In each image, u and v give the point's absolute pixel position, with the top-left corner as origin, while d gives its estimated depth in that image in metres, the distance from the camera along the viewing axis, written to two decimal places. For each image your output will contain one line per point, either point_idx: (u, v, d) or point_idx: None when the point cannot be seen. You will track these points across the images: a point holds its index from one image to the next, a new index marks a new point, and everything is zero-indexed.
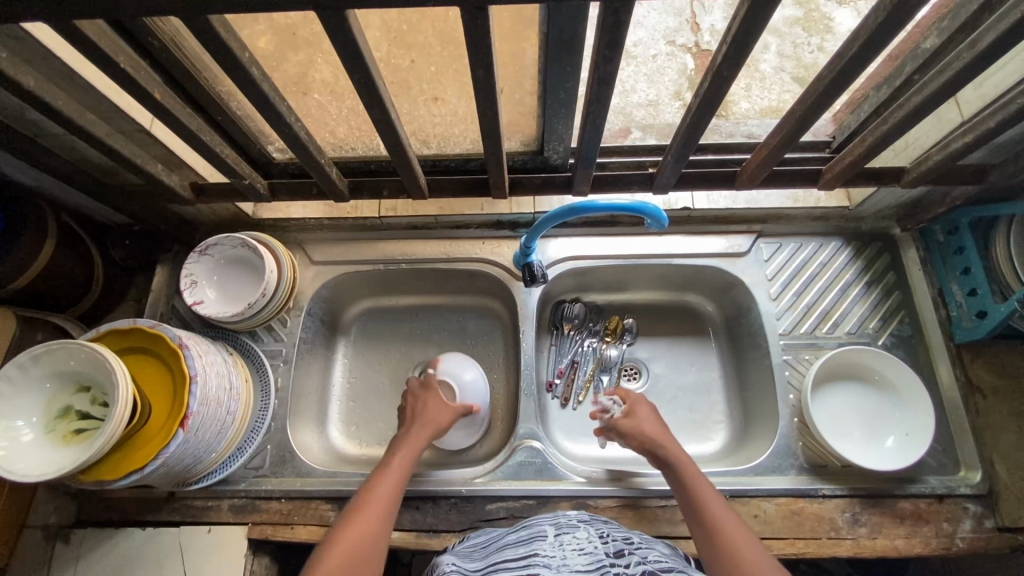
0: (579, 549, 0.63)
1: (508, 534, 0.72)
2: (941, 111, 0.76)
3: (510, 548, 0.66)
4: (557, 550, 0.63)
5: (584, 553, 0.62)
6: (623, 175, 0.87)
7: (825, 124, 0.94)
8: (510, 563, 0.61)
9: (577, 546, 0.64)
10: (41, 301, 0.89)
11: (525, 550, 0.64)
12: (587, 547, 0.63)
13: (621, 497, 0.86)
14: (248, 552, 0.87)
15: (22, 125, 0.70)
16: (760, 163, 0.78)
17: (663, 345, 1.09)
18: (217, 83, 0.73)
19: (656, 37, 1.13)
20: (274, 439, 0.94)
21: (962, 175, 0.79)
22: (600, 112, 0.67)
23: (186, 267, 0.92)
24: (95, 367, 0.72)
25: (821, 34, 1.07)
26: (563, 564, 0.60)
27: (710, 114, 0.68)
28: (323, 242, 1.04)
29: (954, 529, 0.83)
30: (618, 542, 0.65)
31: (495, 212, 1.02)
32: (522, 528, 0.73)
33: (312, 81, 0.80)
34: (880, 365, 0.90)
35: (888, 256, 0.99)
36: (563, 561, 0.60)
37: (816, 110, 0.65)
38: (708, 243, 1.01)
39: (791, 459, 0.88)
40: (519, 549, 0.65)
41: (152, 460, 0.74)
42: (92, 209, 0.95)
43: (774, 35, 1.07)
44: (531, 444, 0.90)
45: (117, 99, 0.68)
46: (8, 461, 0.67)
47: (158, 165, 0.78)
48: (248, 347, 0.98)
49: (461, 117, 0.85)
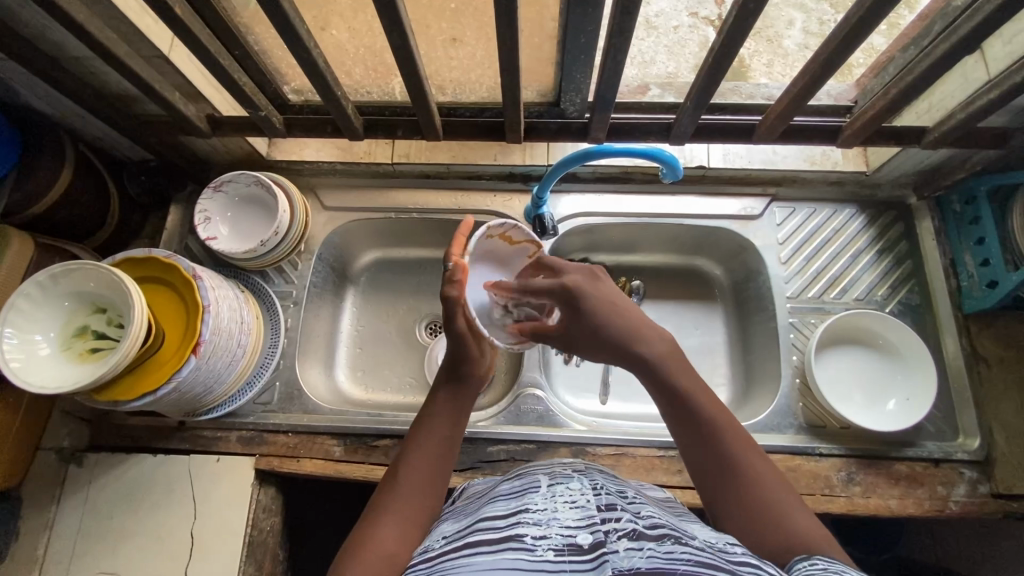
0: (570, 502, 0.53)
1: (501, 485, 0.61)
2: (969, 70, 0.75)
3: (494, 503, 0.55)
4: (547, 503, 0.53)
5: (575, 507, 0.52)
6: (641, 122, 0.86)
7: (847, 90, 0.89)
8: (491, 522, 0.51)
9: (569, 497, 0.53)
10: (58, 229, 0.90)
11: (511, 505, 0.53)
12: (578, 500, 0.52)
13: (619, 446, 0.87)
14: (254, 481, 0.89)
15: (43, 45, 0.71)
16: (780, 112, 0.77)
17: (670, 307, 1.09)
18: (235, 12, 0.73)
19: (678, 7, 1.06)
20: (283, 376, 0.96)
21: (984, 138, 0.77)
22: (623, 46, 0.66)
23: (200, 202, 0.93)
24: (112, 289, 0.74)
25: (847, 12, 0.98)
26: (550, 520, 0.50)
27: (732, 57, 0.67)
28: (336, 188, 1.05)
29: (948, 493, 0.84)
30: (615, 496, 0.54)
31: (508, 163, 1.01)
32: (515, 477, 0.62)
33: (331, 15, 0.79)
34: (881, 328, 0.91)
35: (902, 224, 0.98)
36: (551, 516, 0.50)
37: (841, 54, 0.64)
38: (721, 205, 1.00)
39: (790, 418, 0.89)
40: (506, 504, 0.54)
41: (167, 382, 0.76)
42: (110, 142, 0.95)
43: (799, 9, 0.98)
44: (533, 391, 0.92)
45: (137, 20, 0.68)
46: (25, 372, 0.69)
47: (176, 94, 0.79)
48: (259, 287, 1.00)
49: (479, 61, 0.84)
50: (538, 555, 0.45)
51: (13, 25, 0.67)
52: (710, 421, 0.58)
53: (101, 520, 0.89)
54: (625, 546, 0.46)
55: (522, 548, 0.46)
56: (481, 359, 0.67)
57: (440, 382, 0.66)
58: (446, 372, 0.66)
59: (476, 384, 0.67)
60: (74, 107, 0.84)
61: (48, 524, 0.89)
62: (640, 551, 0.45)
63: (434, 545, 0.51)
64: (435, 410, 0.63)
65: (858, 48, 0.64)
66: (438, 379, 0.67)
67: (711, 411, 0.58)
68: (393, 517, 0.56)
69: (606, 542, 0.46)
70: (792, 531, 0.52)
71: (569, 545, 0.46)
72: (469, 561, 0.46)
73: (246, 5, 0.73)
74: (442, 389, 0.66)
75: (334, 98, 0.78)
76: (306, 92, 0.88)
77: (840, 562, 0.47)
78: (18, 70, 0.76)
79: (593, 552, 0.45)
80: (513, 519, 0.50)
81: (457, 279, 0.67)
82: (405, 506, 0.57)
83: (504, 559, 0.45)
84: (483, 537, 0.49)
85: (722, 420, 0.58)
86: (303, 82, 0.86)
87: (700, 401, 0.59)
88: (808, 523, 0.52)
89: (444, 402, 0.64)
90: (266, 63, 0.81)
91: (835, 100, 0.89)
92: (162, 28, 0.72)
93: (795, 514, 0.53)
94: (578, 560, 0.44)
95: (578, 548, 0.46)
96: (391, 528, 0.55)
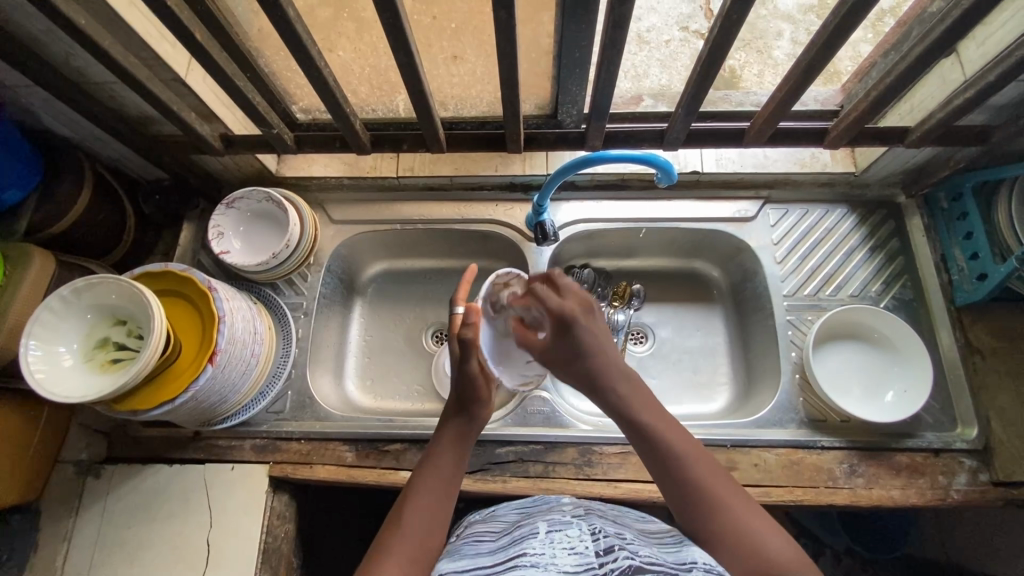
0: (569, 548, 0.56)
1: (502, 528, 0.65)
2: (946, 72, 0.79)
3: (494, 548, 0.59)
4: (547, 548, 0.56)
5: (574, 553, 0.55)
6: (635, 130, 0.90)
7: (832, 94, 0.93)
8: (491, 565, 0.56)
9: (567, 543, 0.57)
10: (77, 247, 0.93)
11: (511, 550, 0.58)
12: (578, 546, 0.56)
13: (625, 444, 0.89)
14: (268, 489, 0.91)
15: (67, 71, 0.75)
16: (767, 117, 0.80)
17: (670, 310, 1.11)
18: (248, 36, 0.77)
19: (670, 22, 1.07)
20: (294, 385, 0.98)
21: (963, 136, 0.81)
22: (615, 57, 0.70)
23: (213, 218, 0.96)
24: (132, 302, 0.76)
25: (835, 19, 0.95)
26: (549, 565, 0.54)
27: (720, 63, 0.71)
28: (343, 201, 1.09)
29: (949, 482, 0.85)
30: (612, 537, 0.58)
31: (509, 173, 1.05)
32: (519, 522, 0.65)
33: (337, 38, 0.83)
34: (875, 321, 0.93)
35: (892, 223, 1.01)
36: (549, 561, 0.54)
37: (821, 59, 0.68)
38: (716, 208, 1.03)
39: (791, 413, 0.91)
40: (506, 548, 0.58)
41: (184, 391, 0.79)
42: (126, 164, 0.99)
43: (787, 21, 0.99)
44: (540, 393, 0.94)
45: (157, 46, 0.72)
46: (50, 383, 0.72)
47: (192, 115, 0.83)
48: (270, 299, 1.03)
49: (479, 77, 0.88)
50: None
51: (41, 53, 0.71)
52: (675, 454, 0.61)
53: (118, 530, 0.90)
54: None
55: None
56: (487, 401, 0.70)
57: (448, 413, 0.70)
58: (455, 412, 0.69)
59: (481, 421, 0.70)
60: (93, 130, 0.88)
61: (66, 537, 0.90)
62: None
63: None
64: (445, 443, 0.67)
65: (837, 52, 0.67)
66: (447, 412, 0.70)
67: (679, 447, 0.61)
68: (400, 554, 0.57)
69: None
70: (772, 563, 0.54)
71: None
72: None
73: (256, 28, 0.77)
74: (448, 430, 0.69)
75: (343, 115, 0.82)
76: (314, 110, 0.91)
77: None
78: (42, 96, 0.80)
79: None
80: (512, 562, 0.55)
81: (473, 321, 0.70)
82: (410, 543, 0.58)
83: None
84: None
85: (692, 458, 0.61)
86: (311, 102, 0.91)
87: (666, 435, 0.62)
88: (788, 555, 0.55)
89: (452, 443, 0.67)
90: (275, 84, 0.85)
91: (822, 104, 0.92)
92: (179, 52, 0.76)
93: (774, 545, 0.55)
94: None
95: None
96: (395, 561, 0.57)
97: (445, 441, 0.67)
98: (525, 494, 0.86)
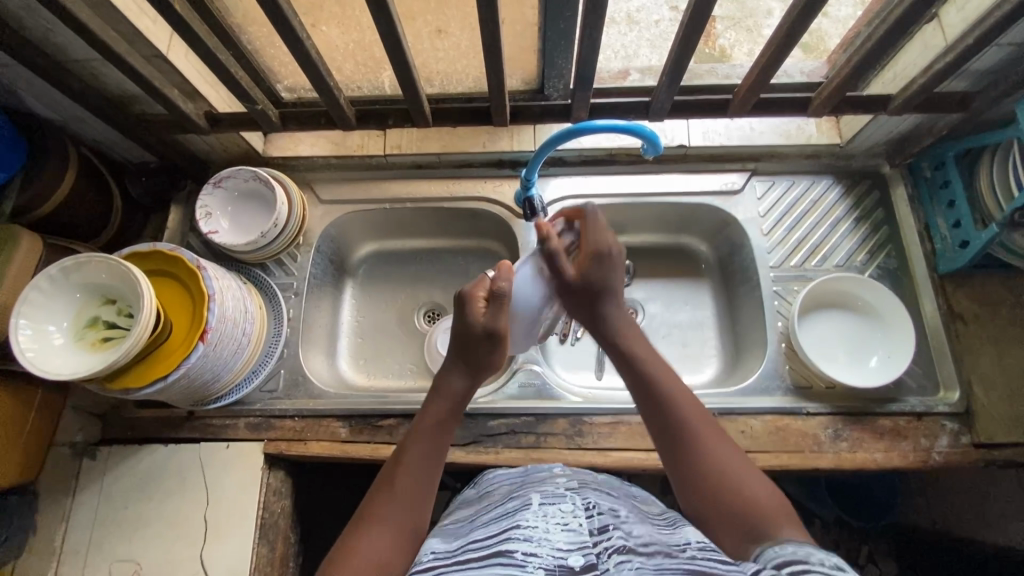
0: (562, 524, 0.55)
1: (497, 500, 0.64)
2: (926, 38, 0.80)
3: (488, 523, 0.58)
4: (540, 521, 0.55)
5: (568, 529, 0.54)
6: (622, 103, 0.89)
7: (819, 66, 0.94)
8: (483, 541, 0.55)
9: (561, 518, 0.55)
10: (64, 230, 0.93)
11: (503, 524, 0.57)
12: (571, 522, 0.55)
13: (614, 414, 0.90)
14: (263, 466, 0.92)
15: (46, 48, 0.74)
16: (750, 87, 0.80)
17: (659, 285, 1.12)
18: (227, 11, 0.76)
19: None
20: (287, 364, 0.99)
21: (946, 103, 0.82)
22: (597, 26, 0.69)
23: (201, 199, 0.96)
24: (123, 282, 0.77)
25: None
26: (543, 540, 0.52)
27: (699, 34, 0.71)
28: (331, 181, 1.08)
29: (931, 444, 0.87)
30: (607, 514, 0.57)
31: (497, 150, 1.05)
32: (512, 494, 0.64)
33: (321, 13, 0.82)
34: (859, 290, 0.94)
35: (877, 193, 1.02)
36: (543, 535, 0.53)
37: (801, 23, 0.68)
38: (704, 182, 1.04)
39: (777, 381, 0.93)
40: (499, 524, 0.57)
41: (176, 369, 0.79)
42: (110, 145, 0.99)
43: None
44: (530, 366, 0.95)
45: (137, 22, 0.72)
46: (41, 361, 0.72)
47: (174, 92, 0.82)
48: (261, 279, 1.03)
49: (464, 51, 0.89)
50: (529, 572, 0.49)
51: (20, 29, 0.70)
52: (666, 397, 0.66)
53: (115, 510, 0.91)
54: (615, 562, 0.50)
55: (514, 564, 0.50)
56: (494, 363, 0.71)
57: (455, 367, 0.70)
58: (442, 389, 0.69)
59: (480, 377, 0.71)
60: (76, 110, 0.88)
61: (64, 516, 0.92)
62: (630, 564, 0.49)
63: (425, 559, 0.55)
64: (442, 393, 0.69)
65: (818, 16, 0.67)
66: (450, 366, 0.70)
67: (683, 404, 0.65)
68: (384, 526, 0.59)
69: (597, 564, 0.49)
70: (752, 506, 0.57)
71: (560, 566, 0.49)
72: None
73: (239, 4, 0.77)
74: (436, 405, 0.68)
75: (326, 90, 0.81)
76: (299, 89, 0.92)
77: (807, 544, 0.51)
78: (23, 75, 0.79)
79: (585, 573, 0.48)
80: (504, 536, 0.54)
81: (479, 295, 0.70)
82: (396, 515, 0.60)
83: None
84: (473, 554, 0.53)
85: (689, 418, 0.64)
86: (296, 80, 0.90)
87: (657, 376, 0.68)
88: (766, 496, 0.58)
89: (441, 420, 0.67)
90: (259, 60, 0.85)
91: (807, 76, 0.93)
92: (160, 27, 0.76)
93: (756, 491, 0.59)
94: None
95: (570, 569, 0.49)
96: (382, 534, 0.58)
97: (429, 422, 0.67)
98: (517, 464, 0.88)
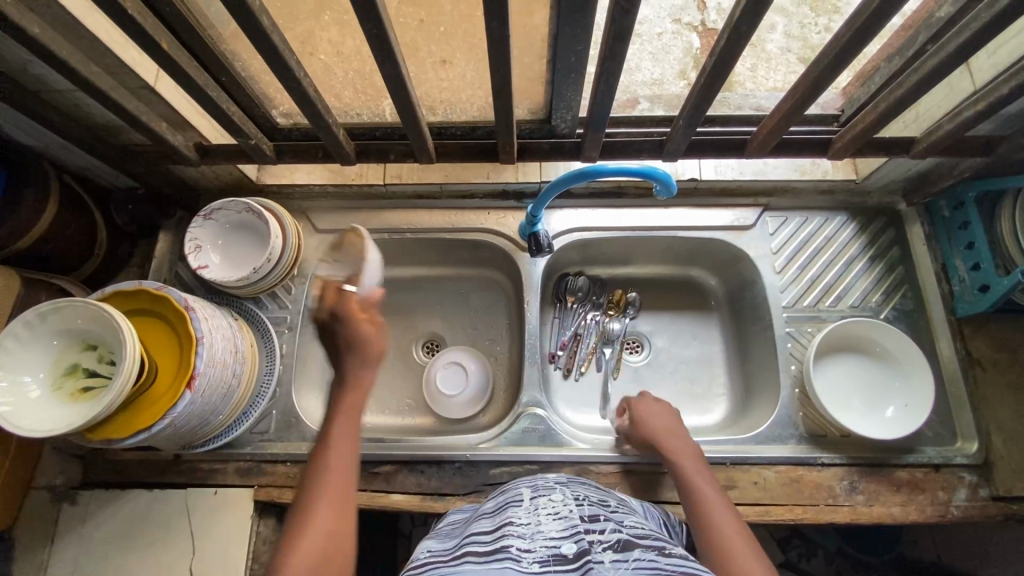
0: (553, 514, 0.53)
1: (486, 505, 0.63)
2: (954, 80, 0.77)
3: (481, 520, 0.56)
4: (531, 516, 0.53)
5: (559, 518, 0.52)
6: (632, 140, 0.86)
7: (833, 99, 0.90)
8: (477, 536, 0.51)
9: (552, 509, 0.54)
10: (44, 263, 0.88)
11: (495, 520, 0.54)
12: (562, 511, 0.53)
13: (621, 463, 0.87)
14: (254, 513, 0.88)
15: (25, 79, 0.70)
16: (773, 127, 0.77)
17: (666, 319, 1.09)
18: (220, 40, 0.72)
19: (661, 14, 1.03)
20: (279, 404, 0.95)
21: (970, 146, 0.79)
22: (615, 70, 0.66)
23: (191, 231, 0.92)
24: (100, 324, 0.72)
25: (828, 16, 0.97)
26: (535, 533, 0.50)
27: (721, 81, 0.68)
28: (329, 210, 1.04)
29: (949, 498, 0.85)
30: (598, 507, 0.55)
31: (501, 181, 1.01)
32: (499, 495, 0.65)
33: (319, 41, 0.78)
34: (878, 336, 0.91)
35: (892, 231, 0.99)
36: (536, 529, 0.50)
37: (830, 73, 0.65)
38: (714, 216, 1.01)
39: (791, 428, 0.89)
40: (492, 520, 0.55)
41: (161, 419, 0.74)
42: (95, 172, 0.94)
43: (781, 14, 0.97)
44: (534, 411, 0.92)
45: (122, 54, 0.68)
46: (16, 416, 0.67)
47: (163, 124, 0.78)
48: (253, 314, 0.98)
49: (470, 82, 0.84)
50: (525, 565, 0.44)
51: None
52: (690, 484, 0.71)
53: (96, 560, 0.86)
54: (611, 557, 0.45)
55: (510, 559, 0.46)
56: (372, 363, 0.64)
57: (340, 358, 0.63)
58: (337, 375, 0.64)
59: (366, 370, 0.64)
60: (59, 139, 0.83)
61: (41, 566, 0.86)
62: (627, 562, 0.44)
63: (421, 557, 0.52)
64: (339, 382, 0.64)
65: (849, 63, 0.64)
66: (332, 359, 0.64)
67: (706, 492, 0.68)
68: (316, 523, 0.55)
69: (591, 552, 0.46)
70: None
71: (554, 555, 0.46)
72: (456, 568, 0.46)
73: (231, 35, 0.73)
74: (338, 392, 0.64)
75: (324, 125, 0.77)
76: (295, 115, 0.86)
77: None
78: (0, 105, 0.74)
79: (578, 560, 0.44)
80: (499, 533, 0.50)
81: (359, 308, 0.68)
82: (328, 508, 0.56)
83: (493, 568, 0.44)
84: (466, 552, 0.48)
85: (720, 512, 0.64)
86: (292, 107, 0.85)
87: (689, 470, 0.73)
88: None
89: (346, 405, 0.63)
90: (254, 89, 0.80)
91: (823, 108, 0.89)
92: (147, 58, 0.71)
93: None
94: (563, 569, 0.44)
95: (564, 557, 0.45)
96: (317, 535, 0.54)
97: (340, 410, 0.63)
98: None
